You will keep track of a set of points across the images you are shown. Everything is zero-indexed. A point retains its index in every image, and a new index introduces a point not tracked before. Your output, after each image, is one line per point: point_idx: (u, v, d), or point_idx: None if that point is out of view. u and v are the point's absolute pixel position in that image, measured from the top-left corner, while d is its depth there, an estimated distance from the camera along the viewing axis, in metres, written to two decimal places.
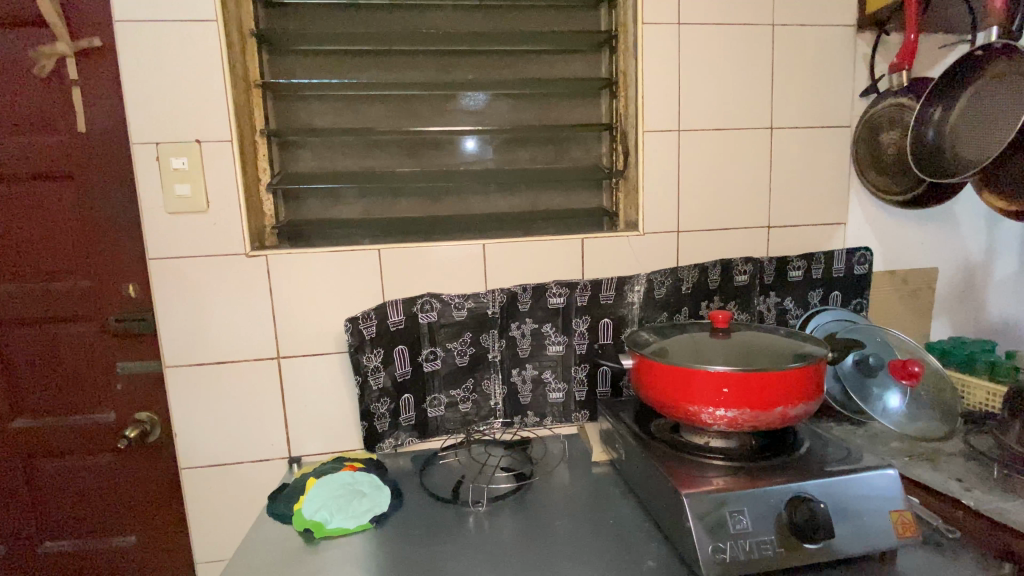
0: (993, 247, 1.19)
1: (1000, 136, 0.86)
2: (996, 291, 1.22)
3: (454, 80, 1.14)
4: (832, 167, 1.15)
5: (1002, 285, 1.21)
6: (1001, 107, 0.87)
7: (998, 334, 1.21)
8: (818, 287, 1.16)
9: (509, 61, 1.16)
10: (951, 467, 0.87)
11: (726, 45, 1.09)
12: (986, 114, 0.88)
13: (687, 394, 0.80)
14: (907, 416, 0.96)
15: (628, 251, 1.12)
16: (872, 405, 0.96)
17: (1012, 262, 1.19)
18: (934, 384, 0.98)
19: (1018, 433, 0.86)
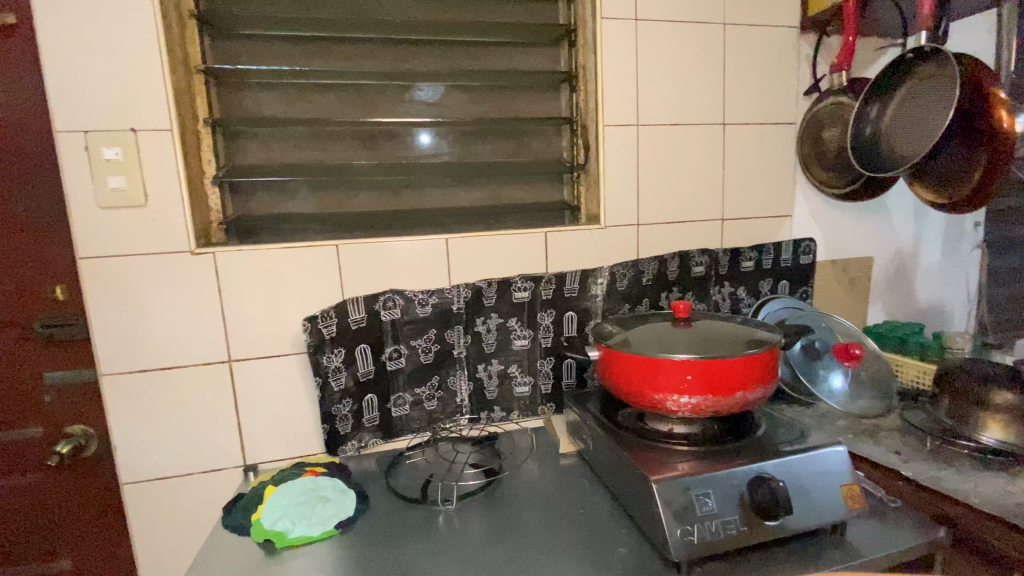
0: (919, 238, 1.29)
1: (930, 135, 0.92)
2: (924, 277, 1.34)
3: (408, 70, 1.11)
4: (779, 162, 1.21)
5: (930, 272, 1.34)
6: (930, 107, 0.93)
7: None
8: (767, 277, 1.23)
9: (467, 52, 1.15)
10: (889, 441, 0.94)
11: (681, 43, 1.11)
12: (917, 113, 0.94)
13: (652, 383, 0.82)
14: (849, 396, 1.03)
15: (591, 244, 1.14)
16: (818, 386, 1.02)
17: (936, 252, 1.33)
18: (873, 365, 1.06)
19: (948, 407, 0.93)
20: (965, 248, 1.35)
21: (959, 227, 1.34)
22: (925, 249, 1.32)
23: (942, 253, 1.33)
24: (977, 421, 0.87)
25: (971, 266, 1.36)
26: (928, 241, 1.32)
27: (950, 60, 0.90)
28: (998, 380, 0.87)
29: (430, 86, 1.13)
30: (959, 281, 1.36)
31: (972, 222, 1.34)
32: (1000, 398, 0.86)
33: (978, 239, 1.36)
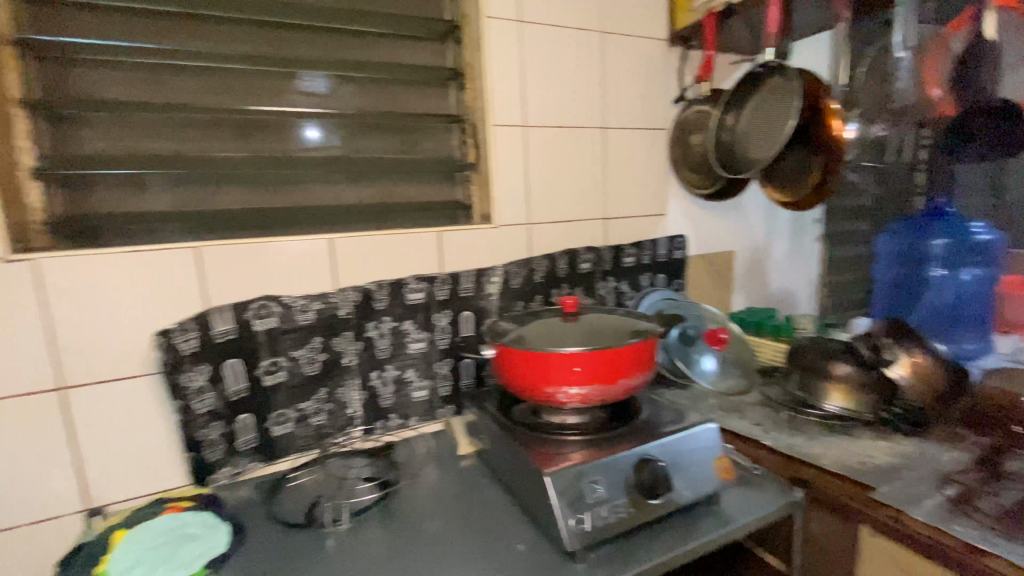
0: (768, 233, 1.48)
1: (774, 141, 1.03)
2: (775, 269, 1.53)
3: (293, 60, 1.02)
4: (654, 164, 1.30)
5: (779, 264, 1.53)
6: (776, 117, 1.04)
7: None
8: (648, 272, 1.32)
9: (356, 43, 1.09)
10: (752, 414, 1.05)
11: (563, 47, 1.16)
12: (766, 122, 1.06)
13: (544, 377, 0.83)
14: (717, 375, 1.16)
15: (484, 243, 1.13)
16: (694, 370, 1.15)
17: (783, 246, 1.52)
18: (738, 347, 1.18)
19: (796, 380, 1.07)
20: (808, 242, 1.55)
21: (802, 224, 1.54)
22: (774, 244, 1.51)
23: (788, 247, 1.53)
24: (824, 391, 0.99)
25: (812, 256, 1.55)
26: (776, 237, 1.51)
27: (794, 76, 1.02)
28: (838, 356, 1.00)
29: (319, 78, 1.05)
30: (801, 271, 1.56)
31: (813, 219, 1.53)
32: (841, 371, 0.98)
33: (819, 233, 1.54)
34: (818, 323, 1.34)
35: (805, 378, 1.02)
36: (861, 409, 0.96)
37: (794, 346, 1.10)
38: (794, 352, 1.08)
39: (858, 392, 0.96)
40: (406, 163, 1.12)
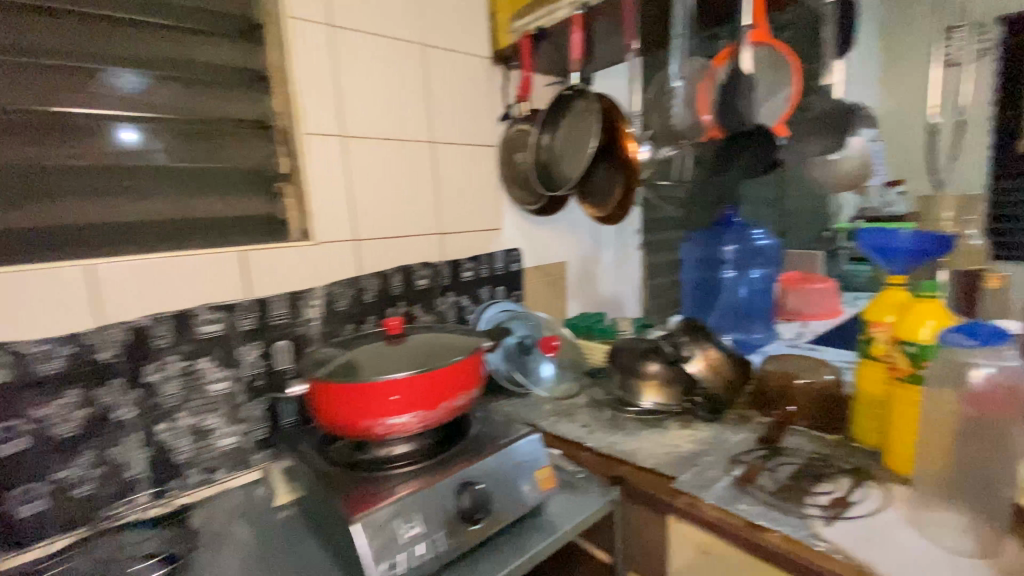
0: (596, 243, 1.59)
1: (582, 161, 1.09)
2: (604, 277, 1.65)
3: (89, 50, 0.85)
4: (486, 179, 1.31)
5: (608, 272, 1.66)
6: (583, 138, 1.10)
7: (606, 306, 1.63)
8: (486, 285, 1.32)
9: (172, 38, 0.93)
10: (582, 417, 1.10)
11: (381, 57, 1.11)
12: (576, 143, 1.12)
13: (359, 411, 0.77)
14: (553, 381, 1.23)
15: (301, 263, 1.03)
16: (532, 380, 1.20)
17: (610, 256, 1.65)
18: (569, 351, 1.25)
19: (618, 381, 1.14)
20: (629, 252, 1.71)
21: (624, 236, 1.68)
22: (602, 255, 1.63)
23: (614, 257, 1.67)
24: (638, 390, 1.08)
25: (633, 266, 1.74)
26: (603, 249, 1.63)
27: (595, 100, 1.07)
28: (646, 356, 1.10)
29: (132, 73, 0.88)
30: (626, 278, 1.71)
31: (632, 232, 1.70)
32: (647, 370, 1.08)
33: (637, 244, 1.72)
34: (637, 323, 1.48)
35: (626, 379, 1.10)
36: (670, 403, 1.06)
37: (615, 348, 1.17)
38: (614, 355, 1.15)
39: (665, 388, 1.06)
40: (222, 174, 1.00)
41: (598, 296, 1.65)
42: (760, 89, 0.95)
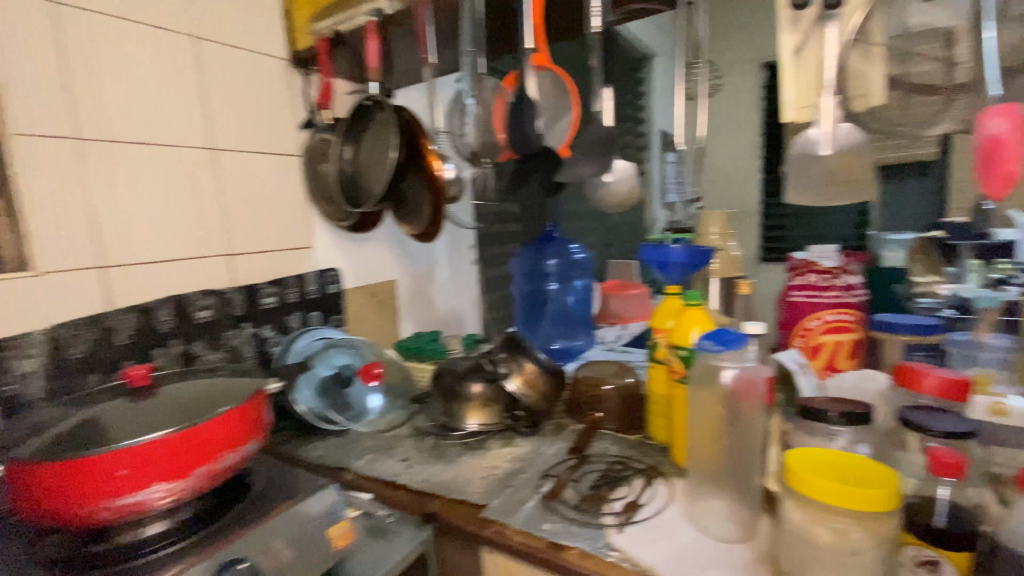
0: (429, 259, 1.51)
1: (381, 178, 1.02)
2: (437, 292, 1.58)
3: None
4: (288, 192, 1.17)
5: (441, 288, 1.59)
6: (382, 152, 1.03)
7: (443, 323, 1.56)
8: (294, 311, 1.17)
9: None
10: (402, 450, 1.02)
11: (134, 45, 0.92)
12: (376, 157, 1.04)
13: (70, 495, 0.59)
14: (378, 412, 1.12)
15: (13, 300, 0.79)
16: (348, 414, 1.08)
17: (443, 271, 1.58)
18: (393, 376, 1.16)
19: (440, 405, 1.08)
20: (464, 265, 1.65)
21: (458, 250, 1.63)
22: (434, 269, 1.56)
23: (448, 272, 1.60)
24: (461, 412, 1.01)
25: (470, 280, 1.69)
26: (434, 263, 1.56)
27: (389, 111, 1.01)
28: (469, 376, 1.04)
29: None
30: (463, 292, 1.66)
31: (465, 246, 1.65)
32: (470, 391, 1.02)
33: (472, 258, 1.68)
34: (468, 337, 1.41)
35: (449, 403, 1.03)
36: (492, 423, 1.01)
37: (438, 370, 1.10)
38: (438, 377, 1.08)
39: (487, 408, 1.01)
40: None
41: (433, 313, 1.57)
42: (546, 111, 0.97)
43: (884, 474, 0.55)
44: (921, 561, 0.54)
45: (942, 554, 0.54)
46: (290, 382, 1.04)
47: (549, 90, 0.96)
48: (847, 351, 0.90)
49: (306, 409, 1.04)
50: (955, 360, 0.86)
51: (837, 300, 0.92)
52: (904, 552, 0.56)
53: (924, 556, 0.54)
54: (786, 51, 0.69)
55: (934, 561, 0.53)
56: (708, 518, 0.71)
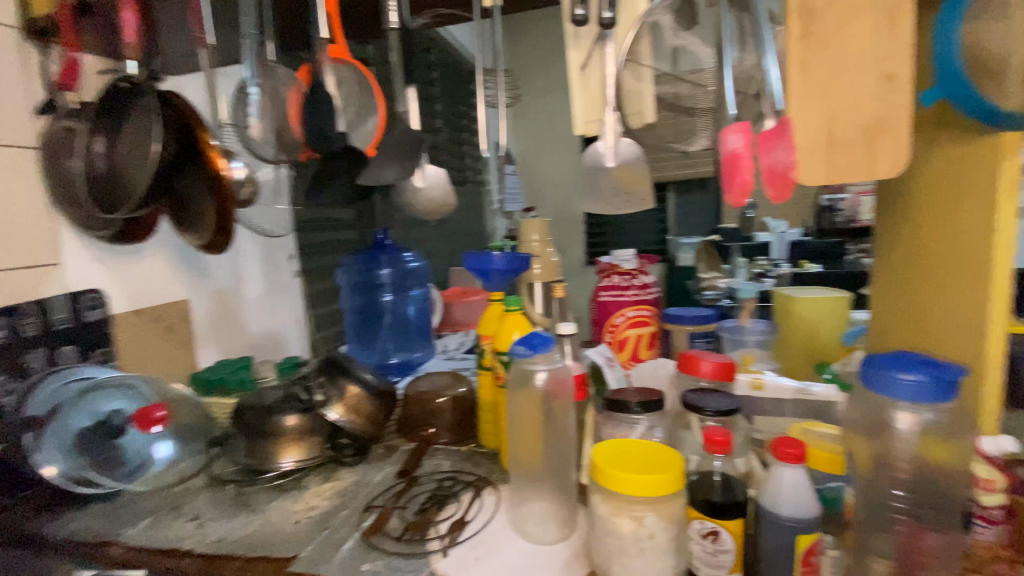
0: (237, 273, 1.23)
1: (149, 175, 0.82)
2: (250, 312, 1.26)
3: None
4: (19, 191, 0.86)
5: (256, 306, 1.28)
6: (141, 145, 0.83)
7: (260, 347, 1.29)
8: (33, 347, 0.85)
9: None
10: (193, 507, 0.82)
11: None
12: (134, 150, 0.84)
13: None
14: (170, 461, 0.88)
15: None
16: (124, 473, 0.84)
17: (257, 285, 1.28)
18: (186, 413, 0.94)
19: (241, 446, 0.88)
20: (287, 276, 1.37)
21: (275, 258, 1.34)
22: (244, 283, 1.25)
23: (264, 286, 1.30)
24: (272, 451, 0.84)
25: (295, 294, 1.40)
26: (245, 276, 1.25)
27: (151, 97, 0.83)
28: (278, 408, 0.87)
29: None
30: (289, 308, 1.37)
31: (286, 254, 1.37)
32: (281, 425, 0.85)
33: (296, 268, 1.40)
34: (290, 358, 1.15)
35: (252, 442, 0.85)
36: (312, 457, 0.86)
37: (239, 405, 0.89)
38: (239, 413, 0.88)
39: (304, 440, 0.86)
40: None
41: (247, 337, 1.25)
42: (350, 112, 0.97)
43: (670, 458, 0.59)
44: (705, 533, 0.57)
45: (721, 523, 0.56)
46: (27, 444, 0.81)
47: (352, 90, 0.97)
48: (646, 342, 1.00)
49: (55, 476, 0.80)
50: (727, 345, 1.04)
51: (637, 297, 1.02)
52: (691, 526, 0.59)
53: (707, 527, 0.57)
54: (574, 68, 0.80)
55: (714, 531, 0.56)
56: (533, 524, 0.70)
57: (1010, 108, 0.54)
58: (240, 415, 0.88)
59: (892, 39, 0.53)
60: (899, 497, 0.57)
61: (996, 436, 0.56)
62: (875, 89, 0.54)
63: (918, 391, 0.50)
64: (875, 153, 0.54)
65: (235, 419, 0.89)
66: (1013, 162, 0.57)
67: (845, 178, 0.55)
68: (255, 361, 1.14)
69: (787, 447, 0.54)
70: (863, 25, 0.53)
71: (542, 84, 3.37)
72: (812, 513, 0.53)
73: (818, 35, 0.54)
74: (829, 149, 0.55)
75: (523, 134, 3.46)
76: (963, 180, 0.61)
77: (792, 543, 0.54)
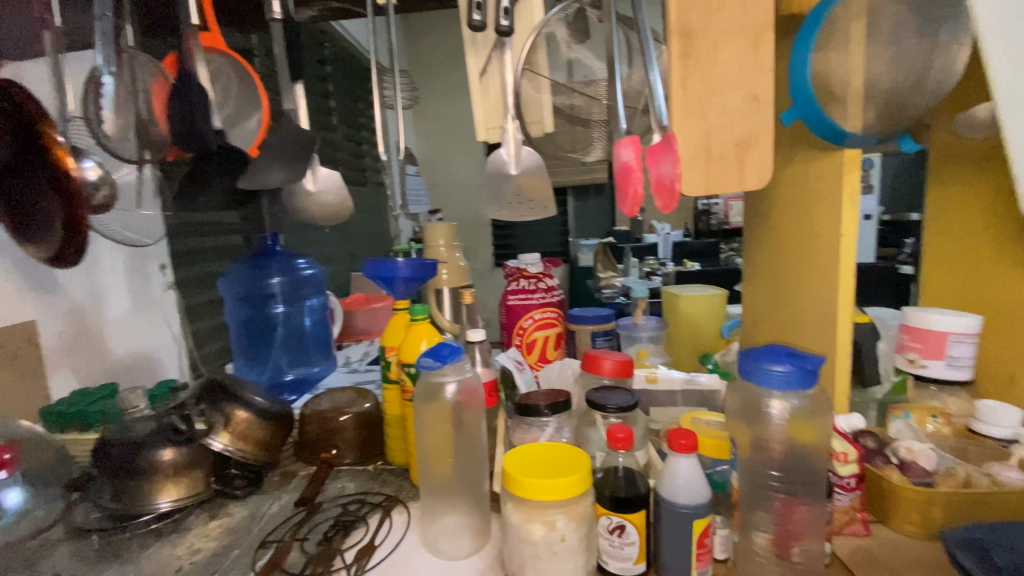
0: (99, 287, 1.02)
1: None
2: (115, 332, 1.05)
3: None
4: None
5: (121, 325, 1.06)
6: None
7: (131, 370, 1.08)
8: None
9: None
10: (51, 561, 0.69)
11: None
12: None
13: None
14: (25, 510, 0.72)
15: None
16: None
17: (123, 298, 1.07)
18: (33, 457, 0.77)
19: (109, 490, 0.73)
20: (157, 291, 1.16)
21: (144, 268, 1.12)
22: (107, 297, 1.03)
23: (130, 300, 1.09)
24: (143, 493, 0.73)
25: (169, 310, 1.20)
26: (106, 287, 1.03)
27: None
28: (150, 442, 0.75)
29: None
30: (161, 326, 1.16)
31: (157, 263, 1.16)
32: (156, 461, 0.74)
33: (168, 279, 1.20)
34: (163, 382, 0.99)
35: (116, 484, 0.73)
36: (194, 494, 0.75)
37: (103, 441, 0.76)
38: (104, 446, 0.75)
39: (184, 478, 0.75)
40: None
41: (110, 361, 1.03)
42: (229, 108, 0.97)
43: (578, 459, 0.60)
44: (612, 528, 0.59)
45: (626, 517, 0.59)
46: None
47: (230, 84, 0.97)
48: (553, 343, 1.02)
49: None
50: (624, 341, 1.10)
51: (543, 300, 1.03)
52: (600, 523, 0.61)
53: (613, 522, 0.59)
54: (473, 73, 0.79)
55: (620, 525, 0.59)
56: (446, 539, 0.69)
57: (849, 129, 0.62)
58: (105, 449, 0.75)
59: (756, 63, 0.59)
60: (773, 476, 0.63)
61: (848, 415, 0.68)
62: (744, 108, 0.59)
63: (786, 380, 0.56)
64: (745, 165, 0.60)
65: (98, 454, 0.75)
66: (854, 175, 0.63)
67: (720, 188, 0.60)
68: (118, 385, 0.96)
69: (681, 438, 0.58)
70: (731, 50, 0.59)
71: (443, 86, 3.35)
72: (703, 497, 0.58)
73: (694, 56, 0.59)
74: (707, 162, 0.60)
75: (425, 135, 3.42)
76: (817, 189, 0.68)
77: (689, 529, 0.58)
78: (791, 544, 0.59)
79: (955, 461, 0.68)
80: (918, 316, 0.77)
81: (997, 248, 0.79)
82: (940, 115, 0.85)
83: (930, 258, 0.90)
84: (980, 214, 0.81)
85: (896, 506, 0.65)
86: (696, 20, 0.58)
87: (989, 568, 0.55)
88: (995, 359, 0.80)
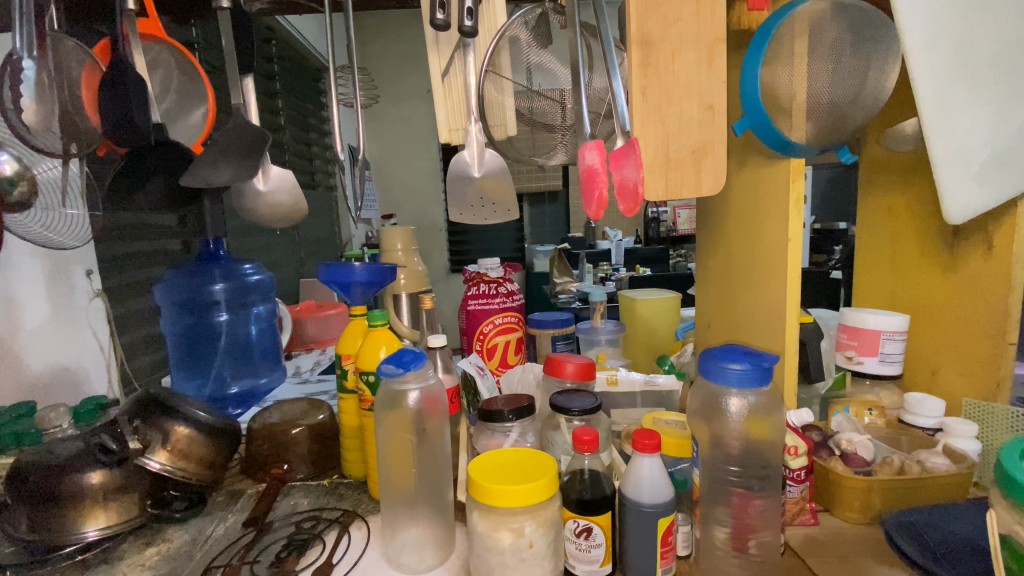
0: (15, 296, 0.89)
1: None
2: (30, 348, 0.92)
3: None
4: None
5: (38, 338, 0.94)
6: None
7: (53, 388, 0.96)
8: None
9: None
10: None
11: None
12: None
13: None
14: None
15: None
16: None
17: (40, 306, 0.95)
18: None
19: (26, 522, 0.66)
20: (81, 300, 1.04)
21: (66, 274, 1.01)
22: (23, 307, 0.91)
23: (50, 310, 0.97)
24: (70, 521, 0.66)
25: (96, 320, 1.08)
26: (22, 295, 0.91)
27: None
28: (77, 462, 0.68)
29: None
30: (86, 336, 1.04)
31: (82, 269, 1.05)
32: (83, 484, 0.67)
33: (96, 287, 1.08)
34: (90, 399, 0.85)
35: (37, 516, 0.66)
36: (128, 519, 0.69)
37: (17, 466, 0.68)
38: (20, 475, 0.67)
39: (117, 501, 0.69)
40: None
41: (27, 379, 0.91)
42: (168, 101, 0.92)
43: (544, 464, 0.60)
44: (579, 531, 0.59)
45: (592, 519, 0.59)
46: None
47: (170, 74, 0.91)
48: (514, 348, 1.02)
49: None
50: (583, 344, 1.11)
51: (503, 305, 1.02)
52: (566, 527, 0.60)
53: (580, 525, 0.59)
54: (436, 73, 0.78)
55: (587, 527, 0.59)
56: (408, 553, 0.66)
57: (795, 139, 0.65)
58: (21, 478, 0.67)
59: (710, 74, 0.61)
60: (732, 471, 0.64)
61: (799, 410, 0.70)
62: (699, 117, 0.61)
63: (743, 378, 0.59)
64: (702, 172, 0.62)
65: (11, 484, 0.67)
66: (799, 183, 0.66)
67: (678, 195, 0.62)
68: (34, 403, 0.81)
69: (646, 438, 0.58)
70: (688, 60, 0.61)
71: (398, 89, 3.31)
72: (666, 495, 0.58)
73: (654, 65, 0.60)
74: (665, 168, 0.62)
75: (378, 140, 3.36)
76: (768, 195, 0.71)
77: (653, 526, 0.58)
78: (748, 537, 0.62)
79: (890, 451, 0.72)
80: (854, 316, 0.83)
81: (925, 253, 0.85)
82: (873, 130, 0.92)
83: (867, 264, 0.96)
84: (908, 221, 0.88)
85: (841, 494, 0.68)
86: (655, 29, 0.60)
87: (924, 549, 0.59)
88: (921, 354, 0.86)
